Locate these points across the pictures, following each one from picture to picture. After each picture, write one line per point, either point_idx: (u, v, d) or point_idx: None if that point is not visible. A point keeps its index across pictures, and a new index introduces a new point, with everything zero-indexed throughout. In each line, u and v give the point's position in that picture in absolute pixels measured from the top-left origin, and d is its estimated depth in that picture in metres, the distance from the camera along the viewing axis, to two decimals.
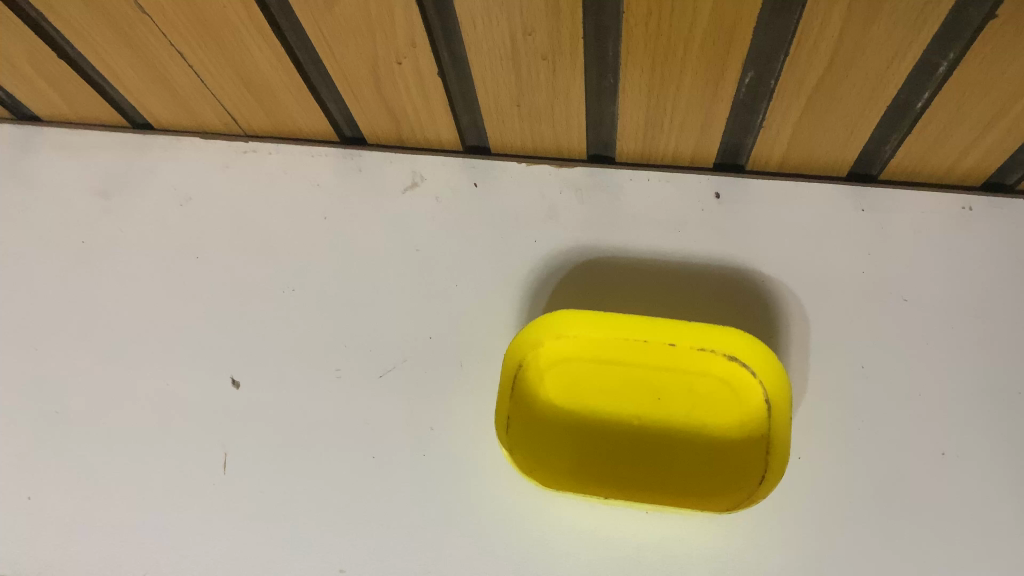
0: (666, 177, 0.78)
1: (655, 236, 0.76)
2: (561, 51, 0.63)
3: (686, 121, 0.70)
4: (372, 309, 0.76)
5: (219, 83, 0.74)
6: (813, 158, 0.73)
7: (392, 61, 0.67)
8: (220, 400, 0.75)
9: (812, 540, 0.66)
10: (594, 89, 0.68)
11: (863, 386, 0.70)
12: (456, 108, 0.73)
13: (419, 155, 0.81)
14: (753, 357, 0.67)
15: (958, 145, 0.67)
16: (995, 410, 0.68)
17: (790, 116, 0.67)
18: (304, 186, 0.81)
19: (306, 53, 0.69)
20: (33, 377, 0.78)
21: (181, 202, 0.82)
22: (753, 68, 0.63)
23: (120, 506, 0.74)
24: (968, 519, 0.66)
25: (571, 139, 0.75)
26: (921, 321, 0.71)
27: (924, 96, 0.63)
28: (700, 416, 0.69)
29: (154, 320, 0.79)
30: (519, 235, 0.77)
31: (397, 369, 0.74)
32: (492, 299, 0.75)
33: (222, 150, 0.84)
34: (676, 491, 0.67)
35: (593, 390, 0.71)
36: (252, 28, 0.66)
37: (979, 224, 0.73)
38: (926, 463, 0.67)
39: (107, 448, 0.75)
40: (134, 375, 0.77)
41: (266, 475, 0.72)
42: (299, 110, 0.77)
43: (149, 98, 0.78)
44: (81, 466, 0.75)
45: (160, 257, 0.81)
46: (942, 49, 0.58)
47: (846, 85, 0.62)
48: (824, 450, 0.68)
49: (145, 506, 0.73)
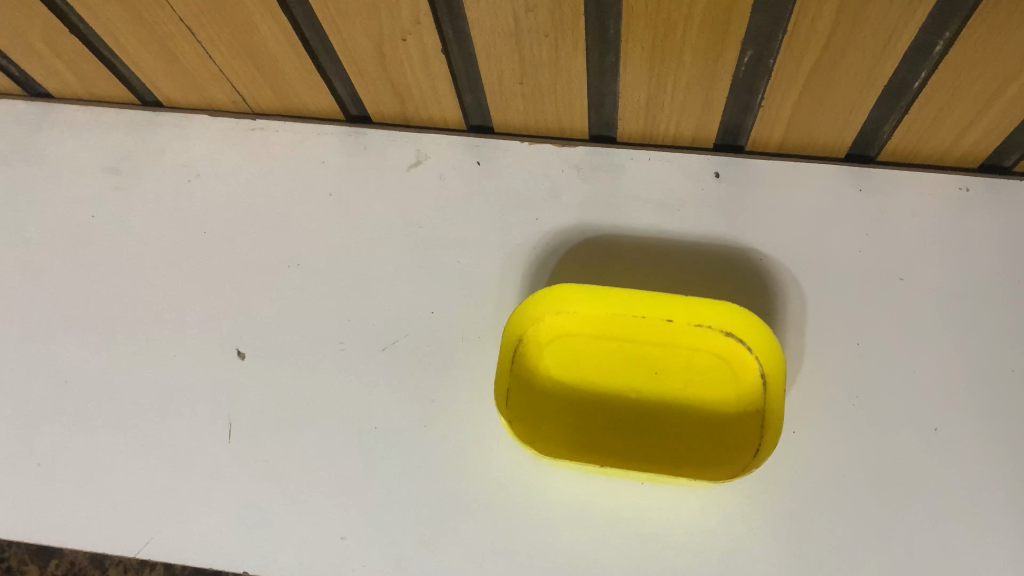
0: (666, 156, 0.79)
1: (655, 215, 0.77)
2: (563, 29, 0.64)
3: (687, 101, 0.71)
4: (376, 284, 0.78)
5: (228, 61, 0.75)
6: (811, 139, 0.74)
7: (396, 39, 0.68)
8: (227, 371, 0.77)
9: (804, 513, 0.68)
10: (596, 68, 0.69)
11: (856, 364, 0.71)
12: (460, 86, 0.74)
13: (424, 134, 0.82)
14: (750, 333, 0.68)
15: (955, 125, 0.68)
16: (989, 388, 0.69)
17: (789, 96, 0.68)
18: (311, 163, 0.83)
19: (313, 30, 0.70)
20: (46, 349, 0.81)
21: (190, 178, 0.84)
22: (752, 47, 0.64)
23: (128, 472, 0.76)
24: (958, 494, 0.67)
25: (573, 118, 0.76)
26: (916, 300, 0.72)
27: (921, 76, 0.63)
28: (697, 392, 0.71)
29: (163, 293, 0.81)
30: (521, 213, 0.78)
31: (399, 343, 0.76)
32: (493, 275, 0.77)
33: (231, 127, 0.85)
34: (672, 463, 0.68)
35: (592, 364, 0.72)
36: (260, 5, 0.67)
37: (975, 205, 0.74)
38: (918, 439, 0.68)
39: (116, 417, 0.77)
40: (143, 346, 0.79)
41: (271, 444, 0.74)
42: (307, 88, 0.78)
43: (159, 75, 0.80)
44: (92, 435, 0.77)
45: (169, 232, 0.83)
46: (937, 29, 0.59)
47: (844, 65, 0.63)
48: (818, 426, 0.70)
49: (153, 473, 0.76)
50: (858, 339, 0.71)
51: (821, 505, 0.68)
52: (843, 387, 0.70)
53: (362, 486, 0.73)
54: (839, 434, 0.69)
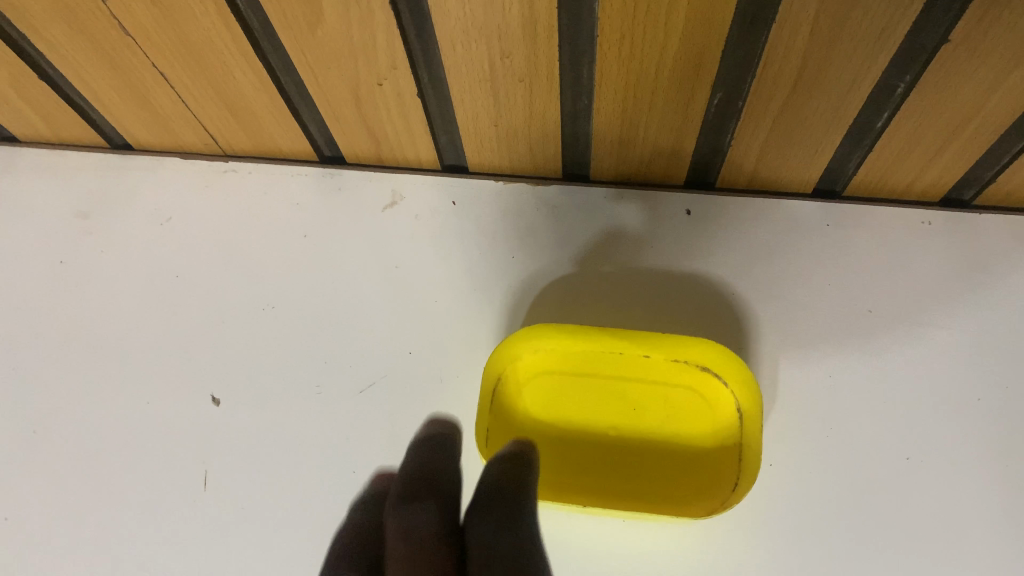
0: (639, 194, 0.80)
1: (628, 252, 0.78)
2: (538, 74, 0.65)
3: (658, 141, 0.72)
4: (353, 326, 0.78)
5: (201, 104, 0.75)
6: (779, 176, 0.76)
7: (373, 84, 0.69)
8: (201, 417, 0.76)
9: (781, 546, 0.69)
10: (570, 110, 0.70)
11: (830, 396, 0.72)
12: (435, 128, 0.75)
13: (399, 174, 0.82)
14: (726, 368, 0.69)
15: (918, 162, 0.70)
16: (959, 416, 0.71)
17: (758, 135, 0.70)
18: (284, 205, 0.83)
19: (288, 75, 0.70)
20: (14, 397, 0.79)
21: (161, 222, 0.83)
22: (721, 90, 0.65)
23: (99, 524, 0.74)
24: (934, 521, 0.68)
25: (547, 158, 0.77)
26: (886, 332, 0.74)
27: (883, 116, 0.66)
28: (674, 427, 0.72)
29: (135, 340, 0.79)
30: (497, 253, 0.79)
31: (377, 385, 0.75)
32: (471, 315, 0.77)
33: (203, 171, 0.85)
34: (651, 500, 0.70)
35: (570, 402, 0.73)
36: (235, 50, 0.67)
37: (938, 237, 0.76)
38: (891, 468, 0.70)
39: (89, 467, 0.76)
40: (115, 395, 0.78)
41: (248, 491, 0.73)
42: (280, 131, 0.78)
43: (131, 119, 0.79)
44: (64, 486, 0.76)
45: (141, 277, 0.82)
46: (900, 72, 0.61)
47: (811, 105, 0.65)
48: (795, 457, 0.71)
49: (126, 524, 0.74)
50: (831, 372, 0.73)
51: (801, 536, 0.69)
52: (818, 419, 0.72)
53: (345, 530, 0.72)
54: (816, 465, 0.70)
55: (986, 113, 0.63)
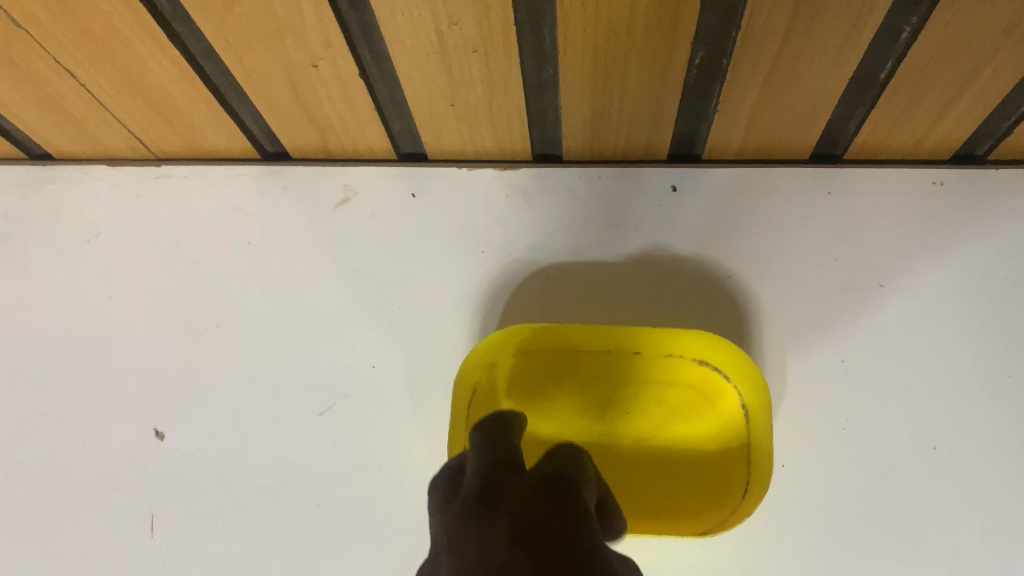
0: (619, 172, 0.72)
1: (612, 238, 0.70)
2: (493, 43, 0.57)
3: (636, 111, 0.64)
4: (313, 342, 0.70)
5: (118, 102, 0.67)
6: (773, 143, 0.68)
7: (307, 66, 0.60)
8: (146, 456, 0.70)
9: (786, 553, 0.64)
10: (534, 83, 0.62)
11: (843, 383, 0.65)
12: (385, 112, 0.67)
13: (350, 167, 0.74)
14: (723, 361, 0.62)
15: (927, 115, 0.63)
16: (987, 397, 0.64)
17: (746, 96, 0.62)
18: (225, 211, 0.74)
19: (212, 63, 0.62)
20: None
21: (90, 238, 0.75)
22: (703, 47, 0.57)
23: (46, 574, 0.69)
24: (963, 516, 0.62)
25: (514, 139, 0.69)
26: (902, 310, 0.66)
27: (887, 67, 0.58)
28: (671, 429, 0.65)
29: (71, 373, 0.72)
30: (465, 248, 0.71)
31: (338, 406, 0.69)
32: (440, 322, 0.70)
33: (133, 178, 0.76)
34: (650, 514, 0.63)
35: (554, 409, 0.66)
36: (145, 37, 0.58)
37: (952, 199, 0.68)
38: (916, 460, 0.63)
39: (43, 512, 0.70)
40: (53, 434, 0.71)
41: (200, 530, 0.68)
42: (213, 128, 0.70)
43: (42, 123, 0.70)
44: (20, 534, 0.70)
45: (72, 301, 0.74)
46: (905, 14, 0.53)
47: (805, 60, 0.57)
48: (809, 454, 0.65)
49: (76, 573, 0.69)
50: (843, 357, 0.66)
51: (808, 541, 0.64)
52: (832, 409, 0.65)
53: (323, 561, 0.67)
54: (827, 462, 0.64)
55: (1005, 56, 0.55)
